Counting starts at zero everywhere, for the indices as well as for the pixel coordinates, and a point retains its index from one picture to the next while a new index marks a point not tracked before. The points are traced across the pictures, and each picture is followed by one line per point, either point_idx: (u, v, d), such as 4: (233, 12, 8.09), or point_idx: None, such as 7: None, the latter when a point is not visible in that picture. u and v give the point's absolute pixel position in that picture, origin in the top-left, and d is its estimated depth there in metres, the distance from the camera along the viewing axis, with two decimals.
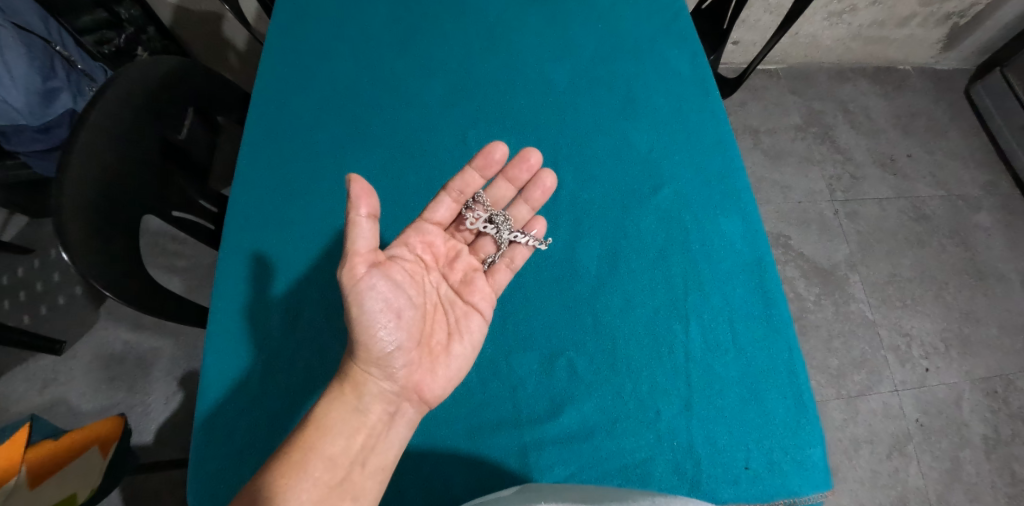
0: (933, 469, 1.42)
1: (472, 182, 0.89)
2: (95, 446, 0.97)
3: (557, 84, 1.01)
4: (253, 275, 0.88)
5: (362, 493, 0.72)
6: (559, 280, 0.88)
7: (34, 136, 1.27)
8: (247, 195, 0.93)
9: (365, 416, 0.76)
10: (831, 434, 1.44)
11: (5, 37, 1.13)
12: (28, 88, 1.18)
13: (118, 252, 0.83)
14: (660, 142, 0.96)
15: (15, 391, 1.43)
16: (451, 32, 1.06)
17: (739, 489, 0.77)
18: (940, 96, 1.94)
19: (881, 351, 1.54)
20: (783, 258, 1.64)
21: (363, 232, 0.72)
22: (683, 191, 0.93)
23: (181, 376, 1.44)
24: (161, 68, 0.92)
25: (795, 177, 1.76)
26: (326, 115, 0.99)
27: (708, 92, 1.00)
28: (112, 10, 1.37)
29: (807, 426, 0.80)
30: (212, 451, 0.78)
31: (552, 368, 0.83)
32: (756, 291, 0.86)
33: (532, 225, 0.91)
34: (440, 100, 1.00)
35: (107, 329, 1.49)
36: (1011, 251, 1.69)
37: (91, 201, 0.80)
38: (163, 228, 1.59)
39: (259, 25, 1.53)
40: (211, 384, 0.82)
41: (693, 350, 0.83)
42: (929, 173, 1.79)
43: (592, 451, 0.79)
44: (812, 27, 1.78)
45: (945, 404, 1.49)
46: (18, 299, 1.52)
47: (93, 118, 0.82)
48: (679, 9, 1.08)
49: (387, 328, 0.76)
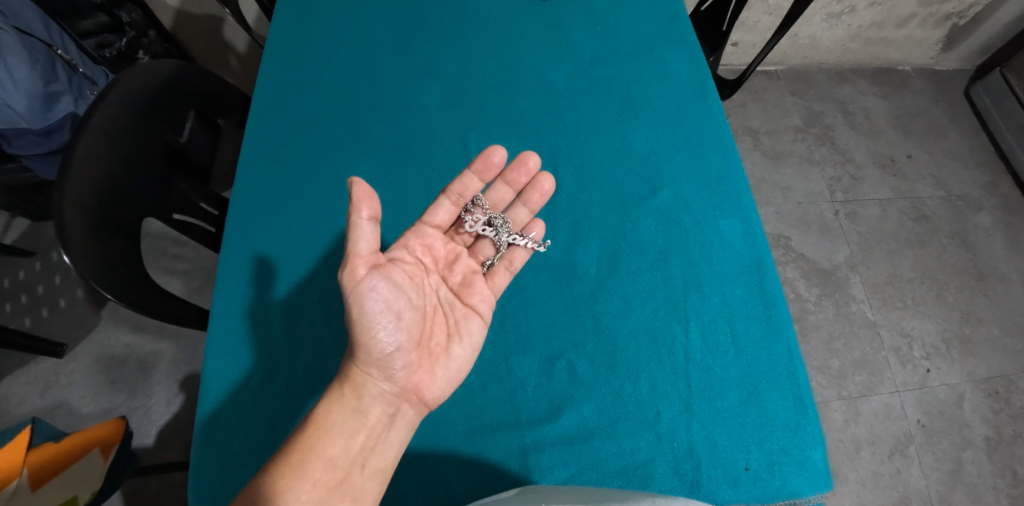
0: (935, 470, 1.42)
1: (470, 186, 0.90)
2: (96, 449, 0.97)
3: (556, 85, 1.02)
4: (254, 277, 0.88)
5: (362, 494, 0.72)
6: (559, 282, 0.88)
7: (35, 139, 1.27)
8: (248, 198, 0.93)
9: (365, 417, 0.76)
10: (832, 435, 1.44)
11: (5, 39, 1.13)
12: (30, 92, 1.19)
13: (121, 253, 0.83)
14: (659, 144, 0.97)
15: (16, 393, 1.43)
16: (451, 35, 1.06)
17: (740, 491, 0.77)
18: (940, 97, 1.94)
19: (882, 351, 1.54)
20: (783, 258, 1.65)
21: (364, 234, 0.73)
22: (683, 193, 0.93)
23: (181, 379, 1.44)
24: (162, 72, 0.93)
25: (795, 178, 1.76)
26: (327, 119, 0.99)
27: (707, 94, 1.00)
28: (112, 13, 1.38)
29: (807, 427, 0.80)
30: (213, 453, 0.79)
31: (552, 370, 0.83)
32: (756, 291, 0.87)
33: (531, 228, 0.91)
34: (440, 102, 1.01)
35: (107, 331, 1.49)
36: (1012, 251, 1.68)
37: (92, 202, 0.80)
38: (164, 231, 1.60)
39: (260, 28, 1.53)
40: (211, 386, 0.82)
41: (693, 352, 0.83)
42: (929, 173, 1.79)
43: (591, 452, 0.79)
44: (811, 28, 1.78)
45: (945, 405, 1.49)
46: (18, 302, 1.52)
47: (95, 122, 0.83)
48: (678, 10, 1.08)
49: (387, 330, 0.76)
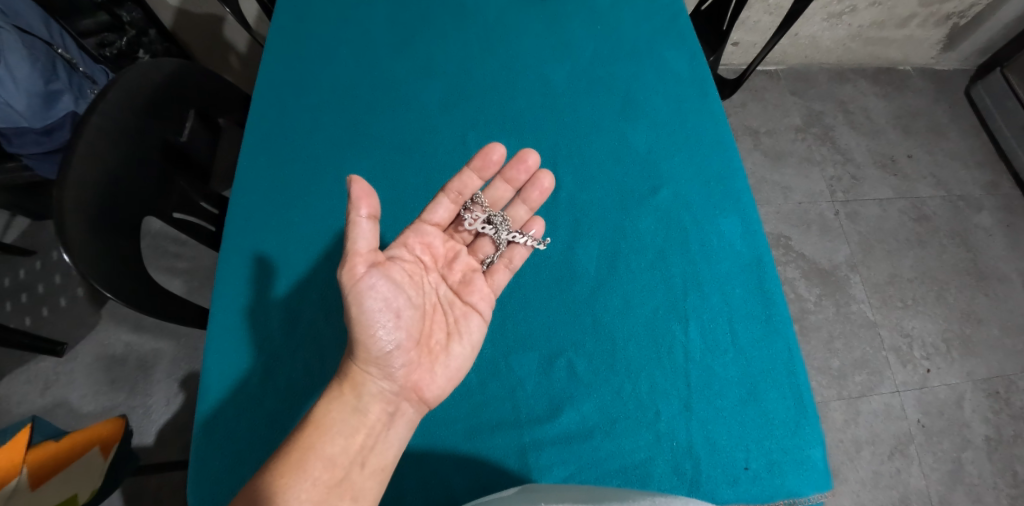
0: (936, 470, 1.42)
1: (470, 183, 0.89)
2: (96, 447, 0.97)
3: (556, 84, 1.02)
4: (254, 275, 0.88)
5: (362, 493, 0.72)
6: (559, 280, 0.88)
7: (36, 138, 1.27)
8: (248, 196, 0.93)
9: (364, 416, 0.76)
10: (832, 435, 1.44)
11: (5, 38, 1.13)
12: (30, 91, 1.20)
13: (120, 252, 0.83)
14: (659, 143, 0.97)
15: (16, 392, 1.43)
16: (451, 34, 1.06)
17: (739, 490, 0.77)
18: (940, 97, 1.94)
19: (882, 351, 1.54)
20: (783, 258, 1.64)
21: (363, 232, 0.73)
22: (683, 192, 0.93)
23: (181, 378, 1.44)
24: (161, 71, 0.93)
25: (795, 178, 1.76)
26: (327, 117, 0.99)
27: (707, 92, 1.00)
28: (113, 12, 1.37)
29: (807, 426, 0.80)
30: (214, 451, 0.79)
31: (551, 369, 0.83)
32: (756, 291, 0.87)
33: (530, 226, 0.91)
34: (440, 101, 1.01)
35: (108, 330, 1.49)
36: (1012, 251, 1.68)
37: (91, 201, 0.80)
38: (164, 229, 1.60)
39: (260, 27, 1.53)
40: (211, 385, 0.82)
41: (693, 351, 0.83)
42: (929, 173, 1.79)
43: (591, 451, 0.79)
44: (811, 28, 1.78)
45: (945, 405, 1.49)
46: (18, 301, 1.52)
47: (94, 120, 0.83)
48: (678, 10, 1.08)
49: (386, 327, 0.76)
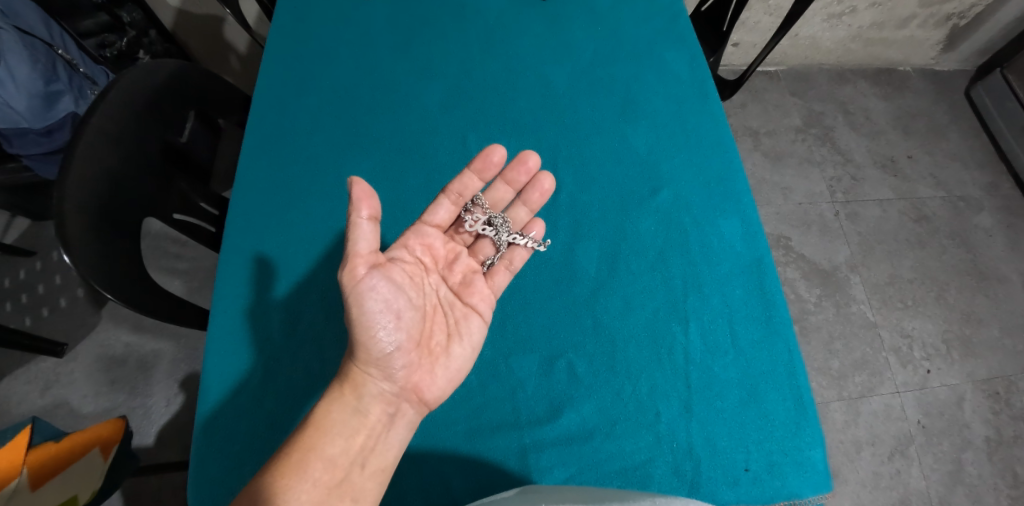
0: (936, 471, 1.42)
1: (470, 185, 0.89)
2: (96, 448, 0.97)
3: (556, 86, 1.02)
4: (254, 276, 0.88)
5: (362, 494, 0.72)
6: (559, 282, 0.88)
7: (36, 139, 1.27)
8: (248, 198, 0.93)
9: (365, 417, 0.76)
10: (832, 436, 1.44)
11: (5, 39, 1.13)
12: (30, 92, 1.20)
13: (121, 252, 0.83)
14: (659, 144, 0.97)
15: (16, 393, 1.43)
16: (451, 36, 1.06)
17: (739, 492, 0.77)
18: (940, 97, 1.94)
19: (882, 352, 1.54)
20: (783, 258, 1.64)
21: (364, 233, 0.73)
22: (683, 193, 0.93)
23: (181, 379, 1.45)
24: (162, 72, 0.93)
25: (795, 179, 1.76)
26: (327, 118, 0.99)
27: (707, 93, 1.00)
28: (114, 14, 1.37)
29: (807, 427, 0.80)
30: (214, 452, 0.79)
31: (551, 370, 0.83)
32: (756, 292, 0.87)
33: (531, 227, 0.91)
34: (440, 102, 1.01)
35: (107, 331, 1.49)
36: (1012, 251, 1.68)
37: (92, 201, 0.80)
38: (164, 230, 1.60)
39: (260, 28, 1.53)
40: (211, 385, 0.82)
41: (693, 352, 0.83)
42: (929, 174, 1.79)
43: (591, 453, 0.79)
44: (811, 28, 1.78)
45: (946, 405, 1.49)
46: (19, 302, 1.52)
47: (95, 121, 0.83)
48: (678, 11, 1.08)
49: (386, 329, 0.76)
